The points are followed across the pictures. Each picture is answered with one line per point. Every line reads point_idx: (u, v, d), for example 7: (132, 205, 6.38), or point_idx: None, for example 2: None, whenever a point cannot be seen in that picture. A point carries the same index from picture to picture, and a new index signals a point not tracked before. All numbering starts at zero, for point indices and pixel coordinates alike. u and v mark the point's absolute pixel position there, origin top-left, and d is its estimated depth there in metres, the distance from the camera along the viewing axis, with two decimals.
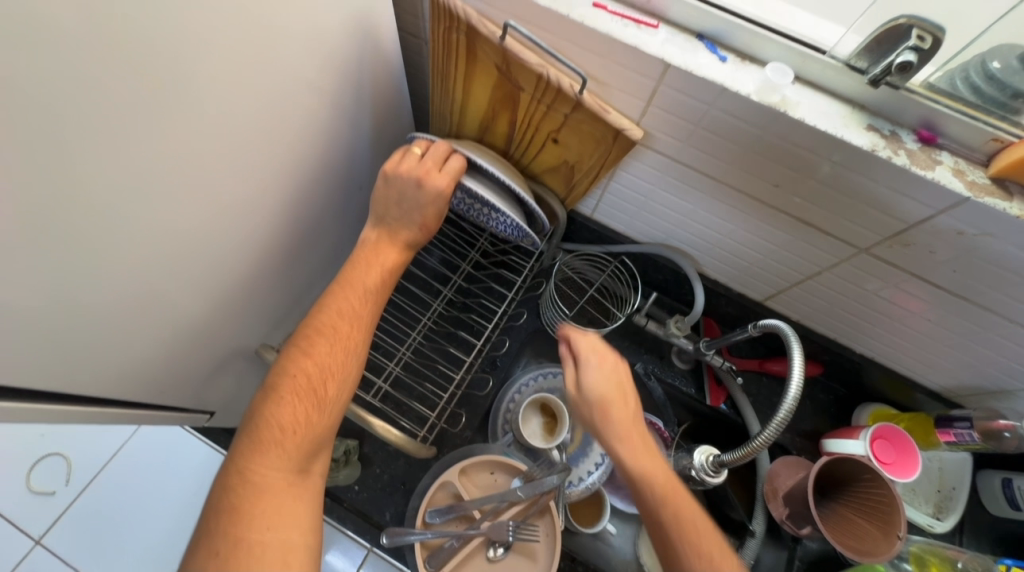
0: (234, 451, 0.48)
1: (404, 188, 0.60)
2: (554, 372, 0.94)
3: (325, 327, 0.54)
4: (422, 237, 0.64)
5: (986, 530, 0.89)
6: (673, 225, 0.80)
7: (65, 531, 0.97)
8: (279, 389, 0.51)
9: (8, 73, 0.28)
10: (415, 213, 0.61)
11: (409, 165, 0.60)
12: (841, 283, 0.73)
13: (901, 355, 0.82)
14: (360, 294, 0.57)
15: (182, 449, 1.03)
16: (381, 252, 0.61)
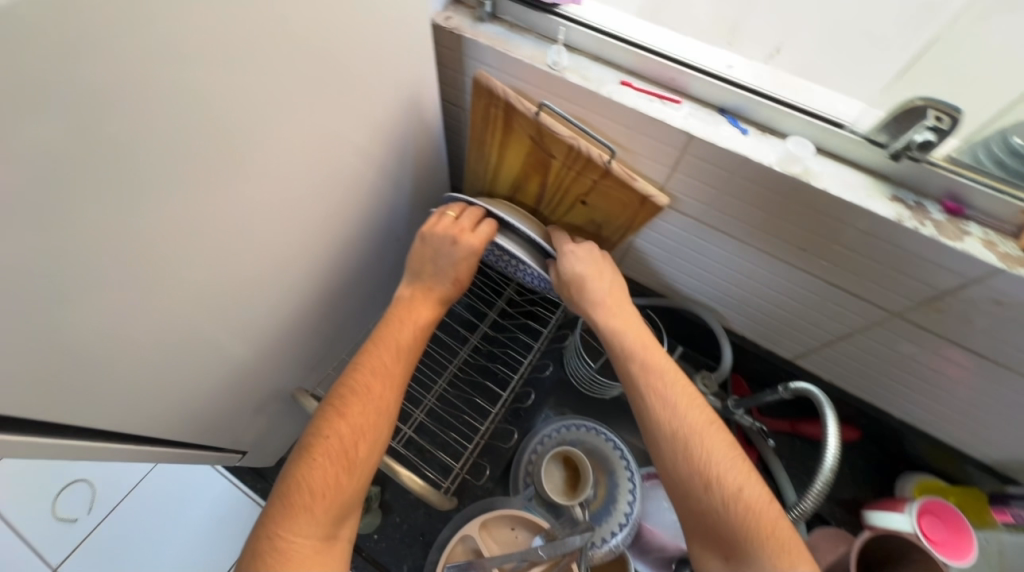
0: (267, 516, 0.49)
1: (439, 247, 0.64)
2: (577, 425, 0.93)
3: (358, 383, 0.55)
4: (455, 292, 0.66)
5: None
6: (698, 280, 0.81)
7: (82, 560, 0.99)
8: (313, 451, 0.51)
9: (117, 155, 0.33)
10: (450, 269, 0.64)
11: (445, 226, 0.64)
12: (873, 346, 0.72)
13: (945, 424, 0.78)
14: (394, 351, 0.59)
15: (202, 482, 1.05)
16: (415, 309, 0.63)
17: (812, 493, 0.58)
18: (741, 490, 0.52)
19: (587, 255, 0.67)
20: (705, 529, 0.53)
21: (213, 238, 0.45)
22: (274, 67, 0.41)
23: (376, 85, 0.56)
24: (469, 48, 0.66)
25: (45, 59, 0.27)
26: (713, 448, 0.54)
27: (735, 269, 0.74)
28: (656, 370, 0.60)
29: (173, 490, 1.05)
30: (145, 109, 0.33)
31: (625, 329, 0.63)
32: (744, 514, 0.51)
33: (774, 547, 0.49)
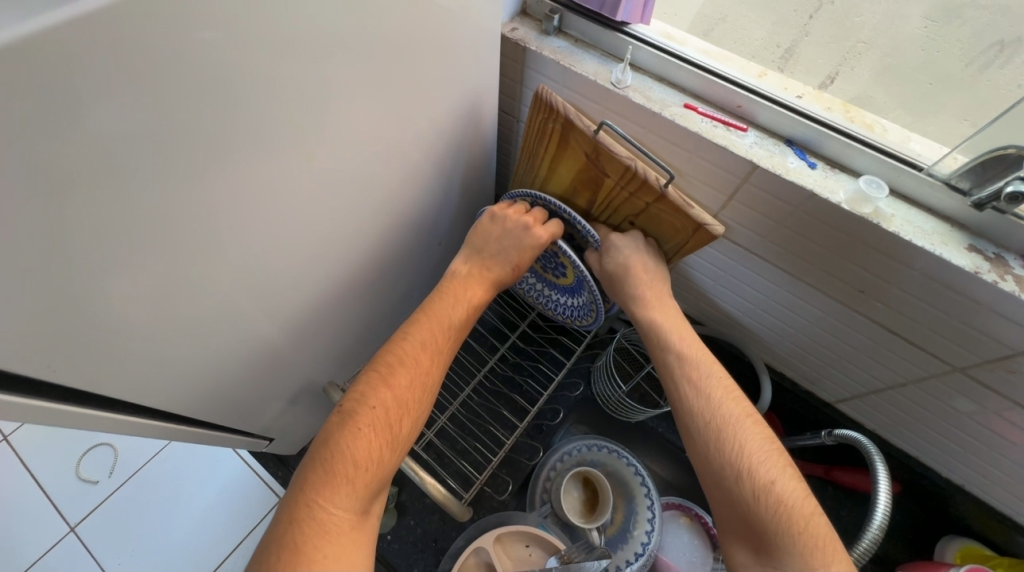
0: (304, 483, 0.46)
1: (508, 229, 0.64)
2: (599, 446, 0.91)
3: (407, 355, 0.56)
4: (509, 277, 0.66)
5: None
6: (742, 312, 0.79)
7: (98, 522, 1.02)
8: (358, 421, 0.50)
9: (188, 137, 0.34)
10: (512, 253, 0.64)
11: (517, 213, 0.65)
12: (926, 399, 0.68)
13: (998, 490, 0.73)
14: (443, 329, 0.60)
15: (220, 460, 1.07)
16: (470, 288, 0.64)
17: (854, 552, 0.54)
18: (774, 483, 0.49)
19: (633, 245, 0.64)
20: (736, 521, 0.51)
21: (267, 225, 0.46)
22: (345, 62, 0.42)
23: (438, 90, 0.57)
24: (533, 60, 0.66)
25: (135, 39, 0.28)
26: (748, 440, 0.53)
27: (783, 304, 0.72)
28: (689, 359, 0.60)
29: (190, 466, 1.07)
30: (220, 96, 0.34)
31: (661, 317, 0.63)
32: (776, 506, 0.48)
33: (808, 542, 0.46)
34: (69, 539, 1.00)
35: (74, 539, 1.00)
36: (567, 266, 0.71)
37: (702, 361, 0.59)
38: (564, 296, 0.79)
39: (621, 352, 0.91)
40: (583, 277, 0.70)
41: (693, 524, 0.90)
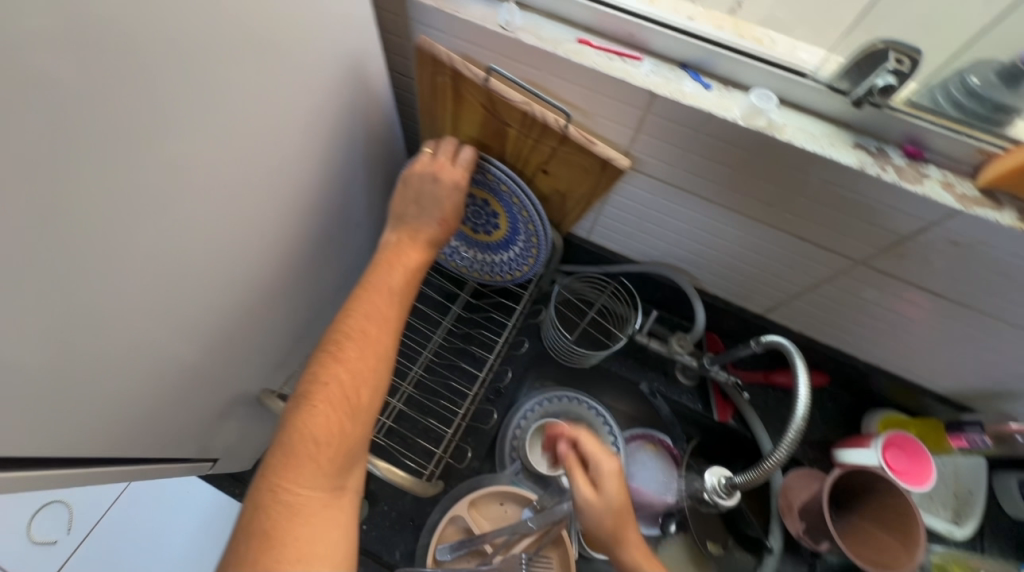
0: (263, 470, 0.44)
1: (421, 187, 0.61)
2: (559, 396, 0.94)
3: (354, 329, 0.51)
4: (444, 232, 0.63)
5: (1005, 534, 0.83)
6: (670, 244, 0.81)
7: None
8: (311, 399, 0.47)
9: None
10: (434, 208, 0.61)
11: (423, 165, 0.61)
12: (840, 295, 0.74)
13: (906, 362, 0.82)
14: (388, 296, 0.55)
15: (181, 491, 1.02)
16: (406, 252, 0.60)
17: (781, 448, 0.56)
18: None
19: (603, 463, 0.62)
20: None
21: (139, 230, 0.40)
22: (187, 34, 0.37)
23: (313, 52, 0.51)
24: (413, 10, 0.60)
25: None
26: None
27: (703, 230, 0.74)
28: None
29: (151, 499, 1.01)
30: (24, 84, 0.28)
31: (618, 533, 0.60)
32: None
33: None
34: None
35: None
36: (499, 215, 0.73)
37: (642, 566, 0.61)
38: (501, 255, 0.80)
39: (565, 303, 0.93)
40: (516, 222, 0.73)
41: (658, 451, 0.95)
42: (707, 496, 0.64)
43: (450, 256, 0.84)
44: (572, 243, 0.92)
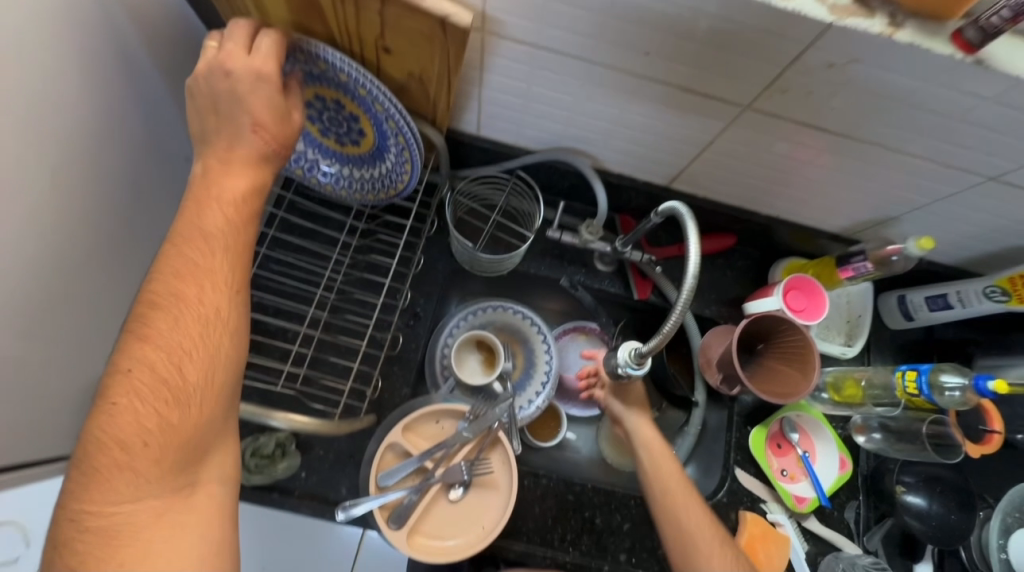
0: (66, 494, 0.45)
1: (217, 94, 0.53)
2: (482, 309, 0.91)
3: (165, 297, 0.49)
4: (262, 154, 0.55)
5: (889, 345, 0.94)
6: (563, 123, 0.75)
7: None
8: (113, 396, 0.46)
9: None
10: (240, 120, 0.53)
11: (207, 61, 0.52)
12: (734, 148, 0.72)
13: (803, 208, 0.84)
14: (204, 244, 0.51)
15: None
16: (214, 195, 0.53)
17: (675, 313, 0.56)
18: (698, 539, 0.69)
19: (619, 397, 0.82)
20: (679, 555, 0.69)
21: None
22: None
23: None
24: None
25: None
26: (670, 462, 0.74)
27: (591, 99, 0.68)
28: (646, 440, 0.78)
29: None
30: None
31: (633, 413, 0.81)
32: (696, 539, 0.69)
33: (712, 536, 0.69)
34: None
35: None
36: (361, 120, 0.65)
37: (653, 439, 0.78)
38: (375, 169, 0.72)
39: (470, 210, 0.90)
40: (382, 125, 0.64)
41: (589, 338, 0.98)
42: (621, 369, 0.65)
43: (322, 177, 0.74)
44: (464, 143, 0.83)
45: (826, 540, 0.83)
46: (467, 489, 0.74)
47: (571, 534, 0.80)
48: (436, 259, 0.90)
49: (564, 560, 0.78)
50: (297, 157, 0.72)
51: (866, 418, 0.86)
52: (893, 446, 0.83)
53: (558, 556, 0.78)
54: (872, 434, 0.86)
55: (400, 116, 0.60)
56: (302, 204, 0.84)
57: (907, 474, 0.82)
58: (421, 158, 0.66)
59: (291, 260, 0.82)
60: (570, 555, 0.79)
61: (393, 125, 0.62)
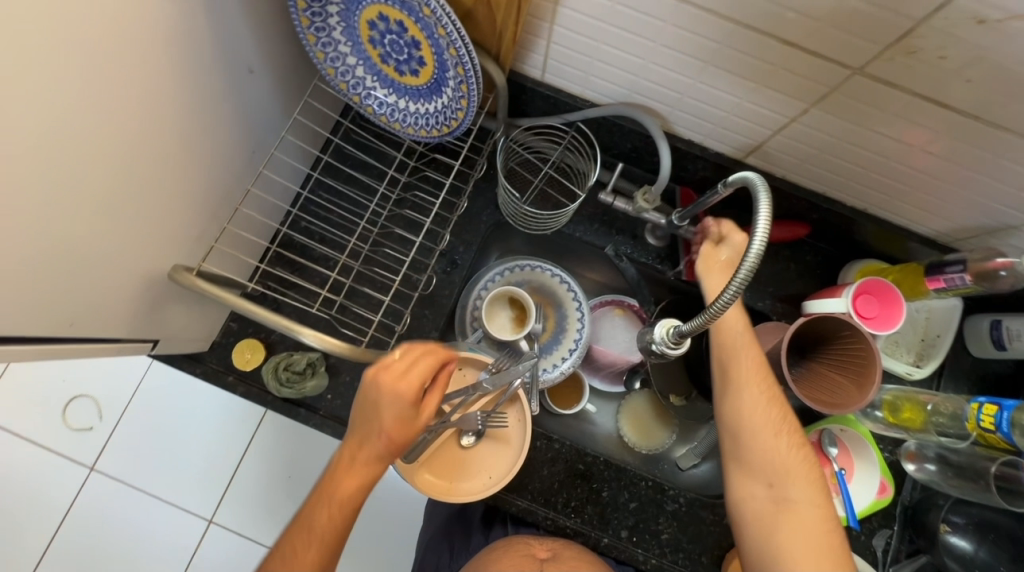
0: None
1: (367, 400, 0.55)
2: (521, 266, 0.90)
3: (290, 547, 0.55)
4: (389, 445, 0.55)
5: (967, 374, 0.84)
6: (635, 74, 0.68)
7: (113, 457, 1.23)
8: None
9: None
10: (380, 427, 0.54)
11: (366, 408, 0.55)
12: (830, 121, 0.63)
13: (897, 203, 0.74)
14: (321, 515, 0.56)
15: (192, 386, 1.25)
16: (341, 479, 0.56)
17: (725, 294, 0.49)
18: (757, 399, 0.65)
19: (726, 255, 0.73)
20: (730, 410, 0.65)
21: None
22: None
23: None
24: None
25: None
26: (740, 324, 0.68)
27: (672, 47, 0.61)
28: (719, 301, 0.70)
29: (170, 389, 1.25)
30: None
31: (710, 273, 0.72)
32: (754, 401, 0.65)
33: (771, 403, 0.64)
34: (95, 476, 1.23)
35: (97, 475, 1.23)
36: (422, 48, 0.62)
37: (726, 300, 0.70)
38: (430, 104, 0.70)
39: (521, 162, 0.86)
40: (441, 53, 0.61)
41: (625, 315, 0.93)
42: (654, 346, 0.61)
43: (371, 102, 0.71)
44: (524, 88, 0.78)
45: None
46: (479, 438, 0.75)
47: (576, 501, 0.80)
48: (480, 209, 0.88)
49: (565, 524, 0.78)
50: (351, 76, 0.69)
51: (921, 446, 0.79)
52: (947, 481, 0.75)
53: (560, 519, 0.78)
54: (925, 464, 0.78)
55: (464, 45, 0.57)
56: (356, 134, 0.84)
57: (957, 515, 0.74)
58: (478, 93, 0.63)
59: (341, 190, 0.84)
60: (572, 520, 0.79)
61: (455, 55, 0.59)
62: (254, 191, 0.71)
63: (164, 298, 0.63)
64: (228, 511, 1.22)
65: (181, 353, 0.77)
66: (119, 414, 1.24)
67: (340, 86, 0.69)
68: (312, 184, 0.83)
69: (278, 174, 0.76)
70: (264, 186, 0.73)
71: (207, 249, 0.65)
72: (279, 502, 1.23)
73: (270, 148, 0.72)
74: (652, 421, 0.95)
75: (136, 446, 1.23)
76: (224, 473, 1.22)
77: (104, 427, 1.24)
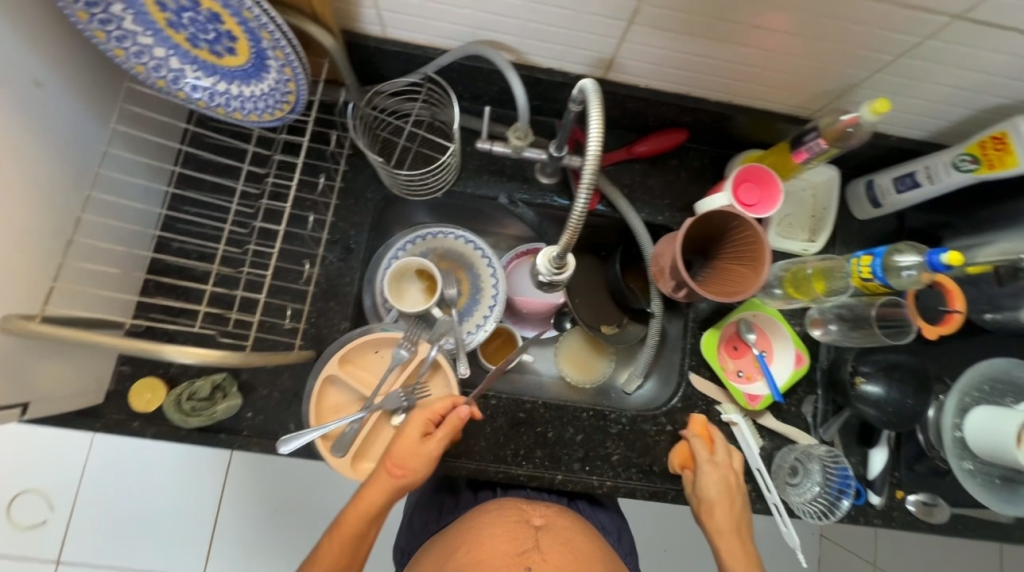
0: None
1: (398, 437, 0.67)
2: (425, 235, 0.88)
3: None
4: (398, 479, 0.65)
5: (858, 238, 0.88)
6: (469, 8, 0.65)
7: (75, 545, 1.15)
8: None
9: None
10: (396, 461, 0.65)
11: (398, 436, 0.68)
12: (665, 15, 0.63)
13: (755, 87, 0.76)
14: (335, 540, 0.65)
15: (143, 449, 1.17)
16: (353, 509, 0.65)
17: (578, 205, 0.53)
18: None
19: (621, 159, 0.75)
20: None
21: None
22: None
23: None
24: None
25: None
26: (723, 526, 0.73)
27: None
28: (708, 507, 0.74)
29: (117, 459, 1.16)
30: None
31: (706, 481, 0.75)
32: None
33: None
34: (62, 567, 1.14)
35: (67, 565, 1.14)
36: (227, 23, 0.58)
37: (723, 507, 0.74)
38: (260, 82, 0.65)
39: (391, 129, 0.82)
40: (246, 22, 0.57)
41: None
42: (543, 278, 0.61)
43: (199, 94, 0.65)
44: (369, 49, 0.74)
45: (782, 435, 0.83)
46: (410, 415, 0.74)
47: (524, 449, 0.80)
48: (363, 187, 0.83)
49: (517, 473, 0.79)
50: (167, 70, 0.63)
51: (821, 311, 0.84)
52: (848, 335, 0.81)
53: (512, 469, 0.79)
54: (828, 326, 0.83)
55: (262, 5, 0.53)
56: (210, 138, 0.79)
57: (865, 364, 0.80)
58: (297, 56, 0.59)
59: (207, 199, 0.78)
60: (523, 468, 0.80)
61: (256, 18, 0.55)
62: (89, 219, 0.64)
63: (19, 356, 0.57)
64: (218, 561, 1.18)
65: (73, 412, 0.71)
66: (72, 499, 1.15)
67: (158, 84, 0.63)
68: (172, 200, 0.77)
69: (125, 198, 0.69)
70: (112, 215, 0.67)
71: (47, 290, 0.58)
72: (261, 539, 1.20)
73: (93, 168, 0.64)
74: (589, 355, 0.97)
75: (100, 525, 1.15)
76: (205, 522, 1.17)
77: (60, 516, 1.14)
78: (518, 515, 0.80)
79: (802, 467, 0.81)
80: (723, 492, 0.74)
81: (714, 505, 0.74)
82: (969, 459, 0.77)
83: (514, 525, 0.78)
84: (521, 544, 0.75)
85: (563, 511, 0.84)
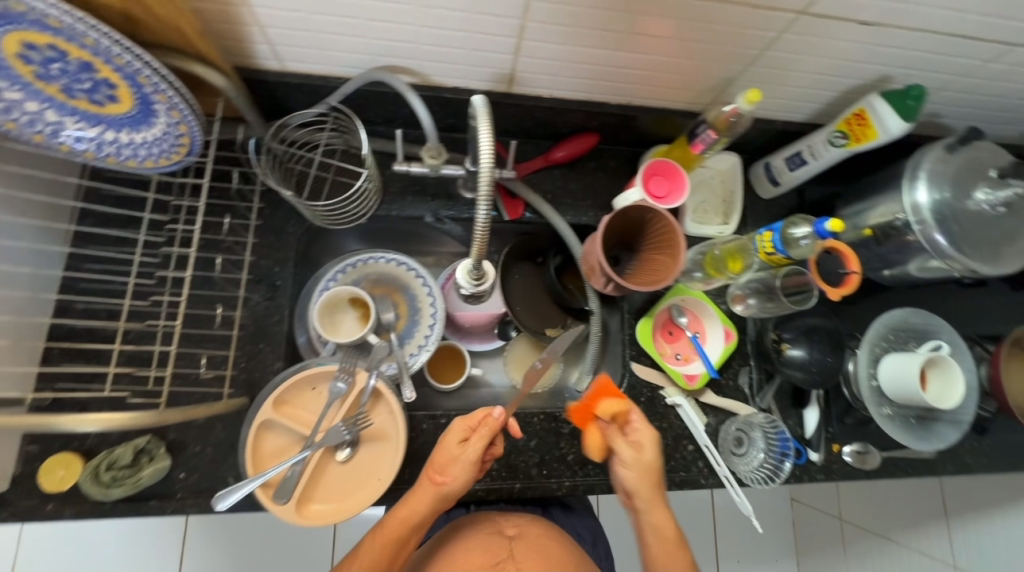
0: None
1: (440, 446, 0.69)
2: (356, 263, 0.87)
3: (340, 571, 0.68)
4: (437, 484, 0.67)
5: (766, 216, 0.95)
6: (361, 36, 0.66)
7: None
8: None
9: None
10: (441, 468, 0.67)
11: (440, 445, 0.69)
12: (550, 29, 0.66)
13: (649, 88, 0.81)
14: (374, 539, 0.67)
15: (78, 534, 1.07)
16: (396, 513, 0.67)
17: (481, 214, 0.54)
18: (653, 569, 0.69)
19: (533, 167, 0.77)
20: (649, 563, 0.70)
21: None
22: None
23: None
24: None
25: None
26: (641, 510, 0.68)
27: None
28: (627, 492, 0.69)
29: (48, 549, 1.05)
30: None
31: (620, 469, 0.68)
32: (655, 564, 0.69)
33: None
34: None
35: None
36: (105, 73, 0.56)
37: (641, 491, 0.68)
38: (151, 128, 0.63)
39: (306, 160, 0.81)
40: (127, 72, 0.55)
41: None
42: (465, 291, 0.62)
43: (84, 145, 0.62)
44: (269, 83, 0.73)
45: (724, 410, 0.87)
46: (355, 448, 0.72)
47: None
48: (283, 222, 0.81)
49: (475, 490, 0.78)
50: (43, 124, 0.59)
51: (742, 287, 0.90)
52: (764, 307, 0.87)
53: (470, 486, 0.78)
54: (748, 300, 0.89)
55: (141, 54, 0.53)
56: (108, 189, 0.75)
57: (786, 331, 0.85)
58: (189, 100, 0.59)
59: (111, 254, 0.73)
60: (480, 483, 0.79)
61: (138, 69, 0.54)
62: None
63: None
64: None
65: None
66: None
67: (35, 140, 0.59)
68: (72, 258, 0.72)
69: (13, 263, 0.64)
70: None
71: None
72: None
73: None
74: (537, 360, 0.98)
75: None
76: None
77: None
78: (493, 527, 0.80)
79: (746, 437, 0.86)
80: (639, 478, 0.68)
81: (633, 487, 0.68)
82: (887, 406, 0.84)
83: (489, 537, 0.77)
84: (495, 555, 0.74)
85: (537, 520, 0.83)
